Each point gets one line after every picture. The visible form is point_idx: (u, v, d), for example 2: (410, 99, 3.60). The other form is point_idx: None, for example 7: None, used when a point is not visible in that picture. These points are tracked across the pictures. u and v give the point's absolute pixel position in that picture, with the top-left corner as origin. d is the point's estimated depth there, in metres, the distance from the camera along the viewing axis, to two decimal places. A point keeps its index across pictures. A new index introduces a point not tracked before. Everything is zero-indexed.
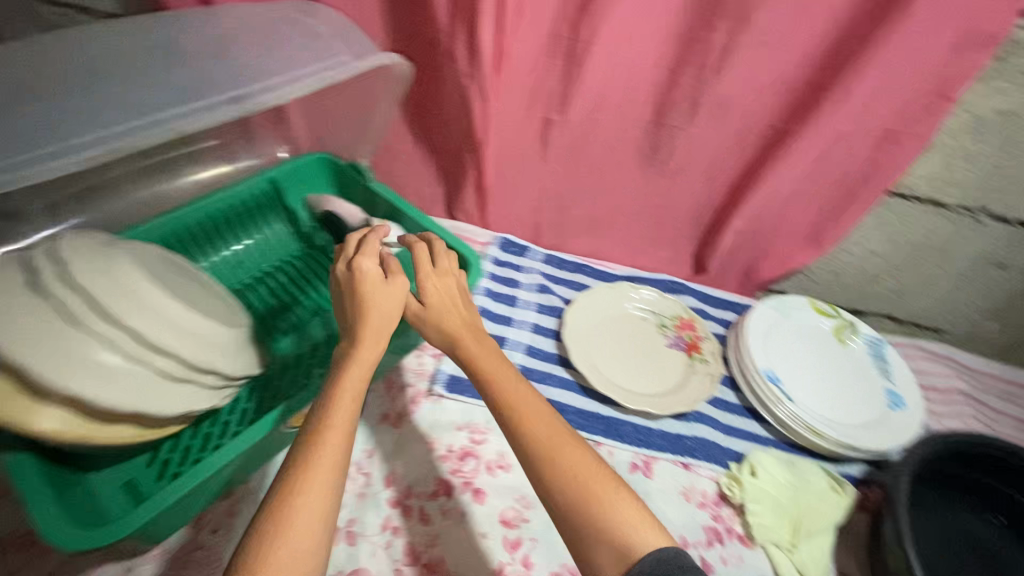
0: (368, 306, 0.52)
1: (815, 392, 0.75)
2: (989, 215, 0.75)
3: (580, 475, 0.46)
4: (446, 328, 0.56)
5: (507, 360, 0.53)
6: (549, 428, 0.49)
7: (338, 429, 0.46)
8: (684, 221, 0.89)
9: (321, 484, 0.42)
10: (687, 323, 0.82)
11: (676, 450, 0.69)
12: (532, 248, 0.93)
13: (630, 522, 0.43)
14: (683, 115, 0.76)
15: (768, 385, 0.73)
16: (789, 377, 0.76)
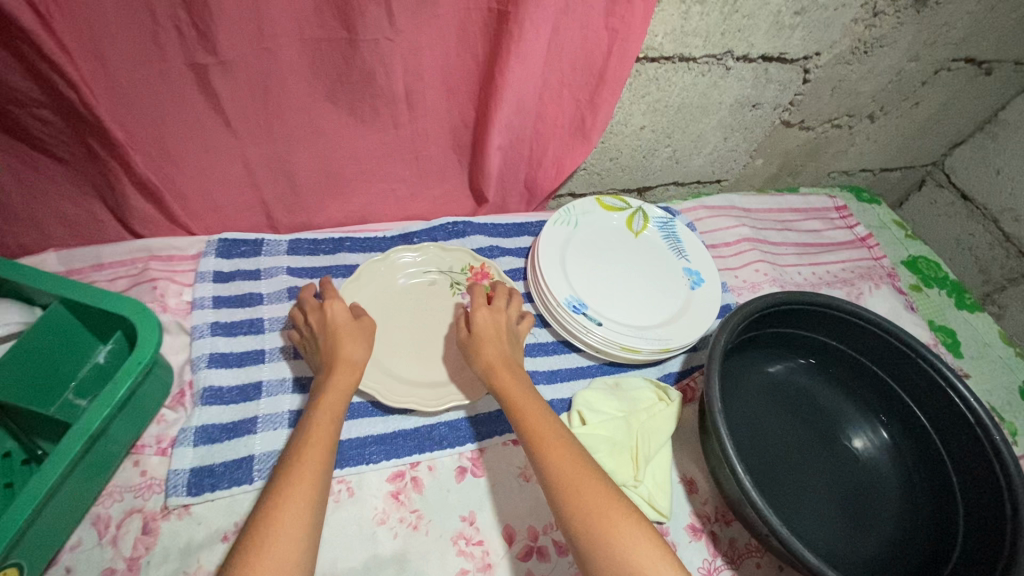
0: (345, 342, 0.54)
1: (622, 301, 0.70)
2: (735, 58, 0.70)
3: (600, 506, 0.45)
4: (484, 356, 0.56)
5: (525, 392, 0.53)
6: (569, 460, 0.48)
7: (314, 462, 0.45)
8: (439, 149, 0.73)
9: (295, 512, 0.42)
10: (480, 272, 0.70)
11: (500, 431, 0.61)
12: (268, 239, 0.70)
13: (643, 553, 0.43)
14: (377, 19, 0.55)
15: (574, 316, 0.66)
16: (594, 296, 0.69)
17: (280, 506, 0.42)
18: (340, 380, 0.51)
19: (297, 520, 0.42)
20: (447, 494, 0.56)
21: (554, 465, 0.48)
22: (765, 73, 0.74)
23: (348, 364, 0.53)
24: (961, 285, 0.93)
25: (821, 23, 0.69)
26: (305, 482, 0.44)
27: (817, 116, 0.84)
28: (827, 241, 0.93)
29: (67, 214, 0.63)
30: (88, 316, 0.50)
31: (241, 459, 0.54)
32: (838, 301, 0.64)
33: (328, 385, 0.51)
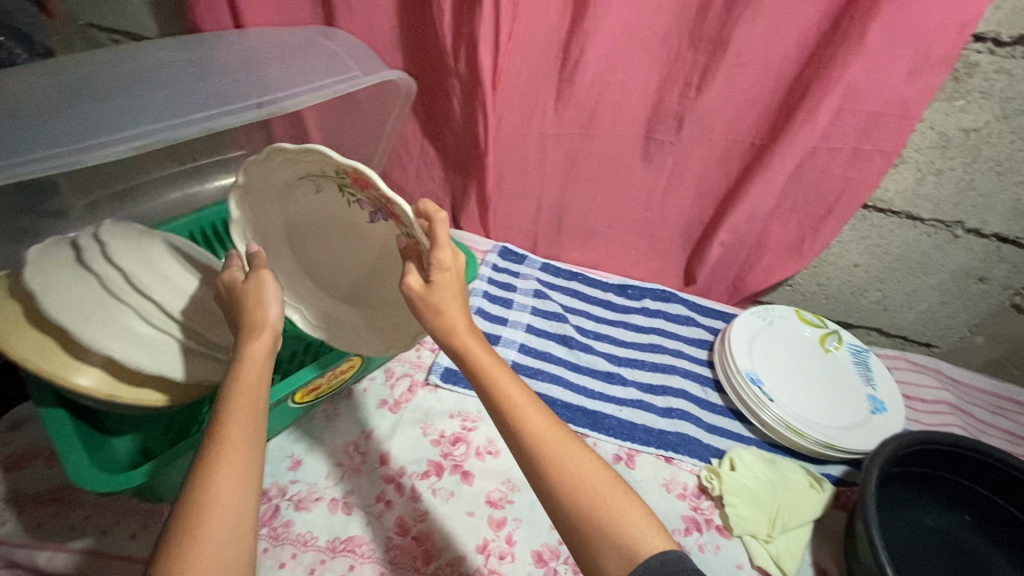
0: (269, 314, 0.51)
1: (796, 393, 0.78)
2: (964, 230, 0.79)
3: (590, 482, 0.46)
4: (449, 321, 0.52)
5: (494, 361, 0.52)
6: (551, 434, 0.48)
7: (242, 409, 0.44)
8: (673, 233, 0.94)
9: (228, 477, 0.40)
10: (360, 180, 0.54)
11: (658, 445, 0.72)
12: (530, 257, 0.97)
13: (640, 528, 0.44)
14: (670, 130, 0.82)
15: (750, 385, 0.76)
16: (771, 379, 0.79)
17: (215, 476, 0.39)
18: (257, 344, 0.49)
19: (232, 483, 0.40)
20: None
21: (529, 435, 0.48)
22: (997, 251, 0.80)
23: (274, 339, 0.50)
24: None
25: None
26: (235, 443, 0.41)
27: None
28: None
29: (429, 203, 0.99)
30: None
31: None
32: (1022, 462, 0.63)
33: (245, 353, 0.48)
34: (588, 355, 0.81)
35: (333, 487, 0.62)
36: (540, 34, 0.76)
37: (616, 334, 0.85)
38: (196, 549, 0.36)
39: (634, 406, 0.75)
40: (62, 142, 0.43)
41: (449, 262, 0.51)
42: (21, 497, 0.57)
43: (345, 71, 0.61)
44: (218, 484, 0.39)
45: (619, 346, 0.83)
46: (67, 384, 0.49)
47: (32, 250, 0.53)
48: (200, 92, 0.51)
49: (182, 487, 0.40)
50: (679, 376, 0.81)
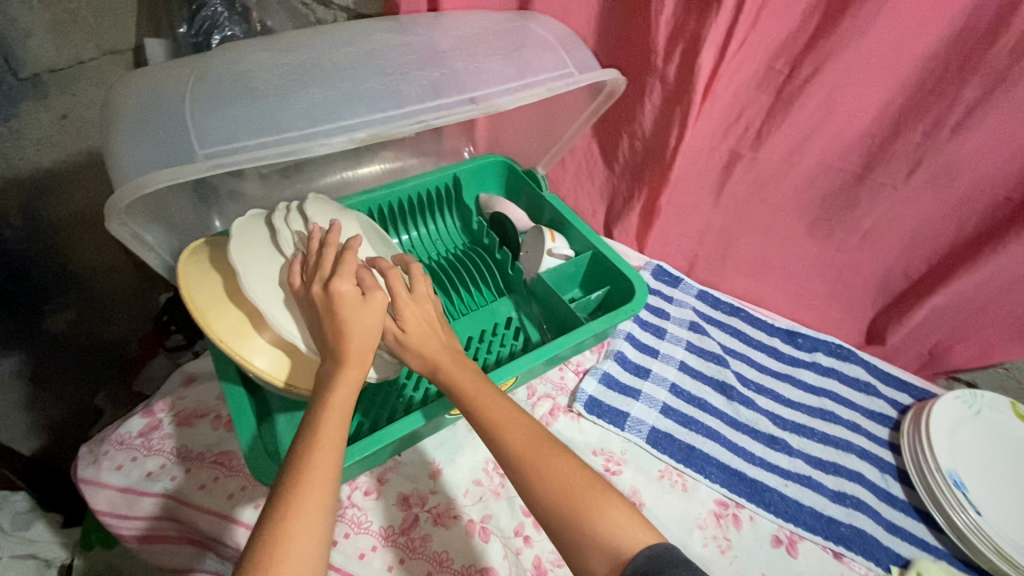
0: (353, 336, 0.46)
1: (1006, 508, 0.64)
2: None
3: (567, 482, 0.43)
4: (427, 352, 0.51)
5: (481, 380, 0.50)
6: (527, 435, 0.46)
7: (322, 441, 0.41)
8: (865, 282, 0.81)
9: (311, 502, 0.38)
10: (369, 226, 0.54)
11: (827, 536, 0.62)
12: (685, 280, 0.88)
13: (623, 526, 0.41)
14: (898, 170, 0.68)
15: (952, 488, 0.64)
16: (976, 486, 0.65)
17: (295, 499, 0.38)
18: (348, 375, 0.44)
19: (314, 505, 0.38)
20: (759, 548, 0.61)
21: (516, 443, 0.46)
22: None
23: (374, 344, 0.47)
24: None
25: None
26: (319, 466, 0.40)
27: None
28: None
29: (582, 205, 0.93)
30: (603, 267, 0.74)
31: (622, 411, 0.68)
32: None
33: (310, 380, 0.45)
34: (749, 411, 0.72)
35: (472, 507, 0.59)
36: (768, 44, 0.65)
37: (780, 389, 0.76)
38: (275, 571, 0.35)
39: (799, 482, 0.66)
40: (295, 128, 0.41)
41: (422, 296, 0.54)
42: (187, 453, 0.59)
43: (561, 66, 0.55)
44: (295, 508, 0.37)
45: (783, 404, 0.74)
46: (246, 363, 0.49)
47: (235, 226, 0.54)
48: (421, 81, 0.48)
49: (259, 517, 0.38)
50: (853, 456, 0.70)
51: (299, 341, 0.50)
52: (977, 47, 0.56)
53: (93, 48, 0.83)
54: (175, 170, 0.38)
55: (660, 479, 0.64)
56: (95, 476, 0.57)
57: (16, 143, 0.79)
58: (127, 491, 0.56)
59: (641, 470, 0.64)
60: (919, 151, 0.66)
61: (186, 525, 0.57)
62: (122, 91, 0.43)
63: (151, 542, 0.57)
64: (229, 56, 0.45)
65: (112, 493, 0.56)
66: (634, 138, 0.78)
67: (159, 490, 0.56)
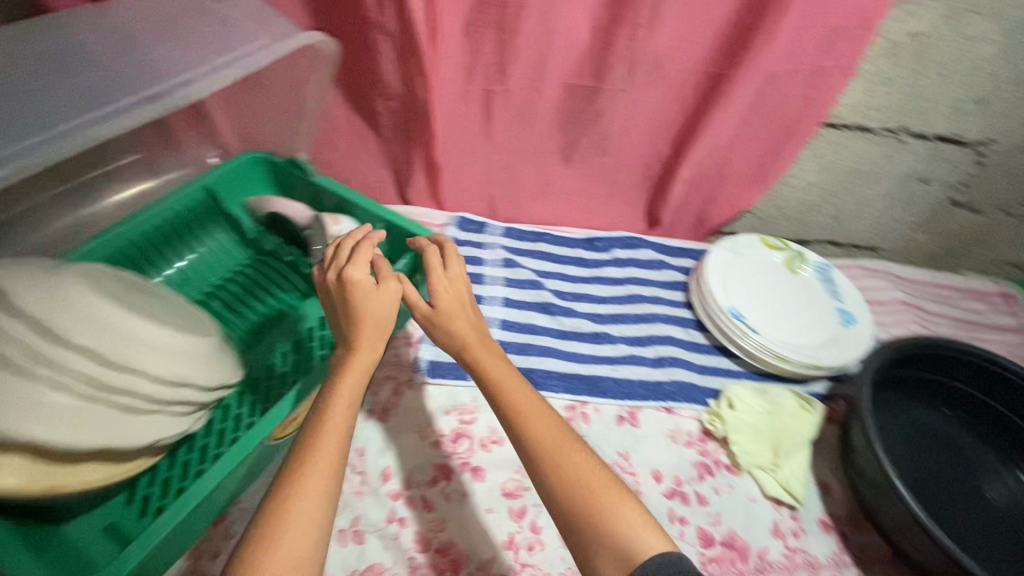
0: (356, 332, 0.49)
1: (775, 321, 0.79)
2: (909, 134, 0.81)
3: (586, 477, 0.45)
4: (456, 333, 0.53)
5: (513, 368, 0.52)
6: (551, 431, 0.47)
7: (333, 427, 0.44)
8: (633, 176, 0.90)
9: (314, 487, 0.40)
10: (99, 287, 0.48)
11: (657, 398, 0.72)
12: (490, 223, 0.91)
13: (638, 529, 0.43)
14: (622, 71, 0.76)
15: (732, 321, 0.77)
16: (750, 312, 0.80)
17: (301, 483, 0.40)
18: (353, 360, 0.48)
19: (315, 490, 0.40)
20: (609, 433, 0.68)
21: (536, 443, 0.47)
22: (937, 152, 0.83)
23: (379, 333, 0.49)
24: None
25: (999, 115, 0.78)
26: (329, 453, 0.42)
27: (986, 200, 0.90)
28: (987, 322, 0.94)
29: (368, 179, 0.89)
30: (397, 236, 0.73)
31: (461, 363, 0.71)
32: (1006, 360, 0.70)
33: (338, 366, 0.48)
34: (571, 319, 0.78)
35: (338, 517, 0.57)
36: None
37: (593, 290, 0.83)
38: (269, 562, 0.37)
39: (626, 363, 0.75)
40: None
41: (455, 273, 0.56)
42: None
43: (251, 41, 0.55)
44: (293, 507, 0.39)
45: (599, 302, 0.82)
46: None
47: None
48: (65, 95, 0.46)
49: (265, 495, 0.40)
50: (662, 323, 0.81)
51: (77, 442, 0.43)
52: None
53: None
54: None
55: None
56: None
57: None
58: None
59: (492, 409, 0.67)
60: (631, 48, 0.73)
61: None
62: None
63: None
64: None
65: None
66: (388, 97, 0.76)
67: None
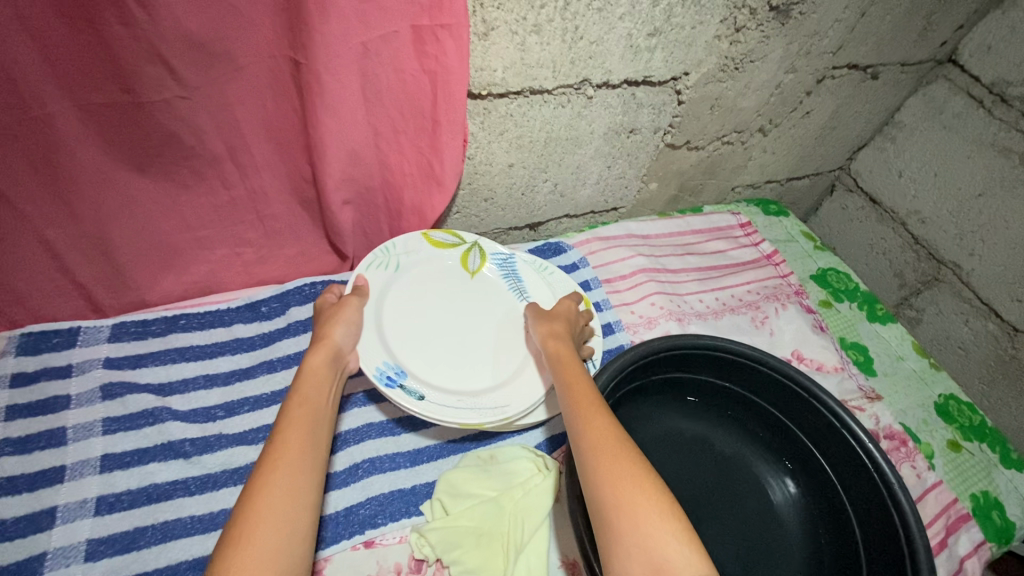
0: (333, 331, 0.54)
1: (446, 367, 0.61)
2: (594, 86, 0.65)
3: (640, 478, 0.44)
4: (550, 331, 0.60)
5: (582, 374, 0.54)
6: (613, 437, 0.47)
7: (296, 442, 0.45)
8: (282, 204, 0.65)
9: (287, 472, 0.42)
10: None
11: (346, 533, 0.52)
12: (86, 325, 0.60)
13: (676, 547, 0.40)
14: (160, 74, 0.49)
15: (388, 387, 0.55)
16: (412, 364, 0.59)
17: (256, 496, 0.41)
18: (315, 355, 0.51)
19: (290, 475, 0.42)
20: None
21: (590, 436, 0.47)
22: (633, 98, 0.69)
23: (335, 354, 0.53)
24: (1001, 433, 0.77)
25: (680, 43, 0.65)
26: (293, 449, 0.44)
27: (702, 136, 0.80)
28: (731, 262, 0.88)
29: None
30: None
31: None
32: (733, 344, 0.60)
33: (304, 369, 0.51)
34: (217, 454, 0.55)
35: None
36: None
37: (254, 391, 0.60)
38: (245, 561, 0.37)
39: None
40: None
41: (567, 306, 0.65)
42: None
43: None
44: (265, 518, 0.40)
45: (265, 407, 0.59)
46: None
47: None
48: None
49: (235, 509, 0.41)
50: (358, 408, 0.60)
51: None
52: None
53: None
54: None
55: None
56: None
57: None
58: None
59: None
60: (148, 47, 0.47)
61: None
62: None
63: None
64: None
65: None
66: None
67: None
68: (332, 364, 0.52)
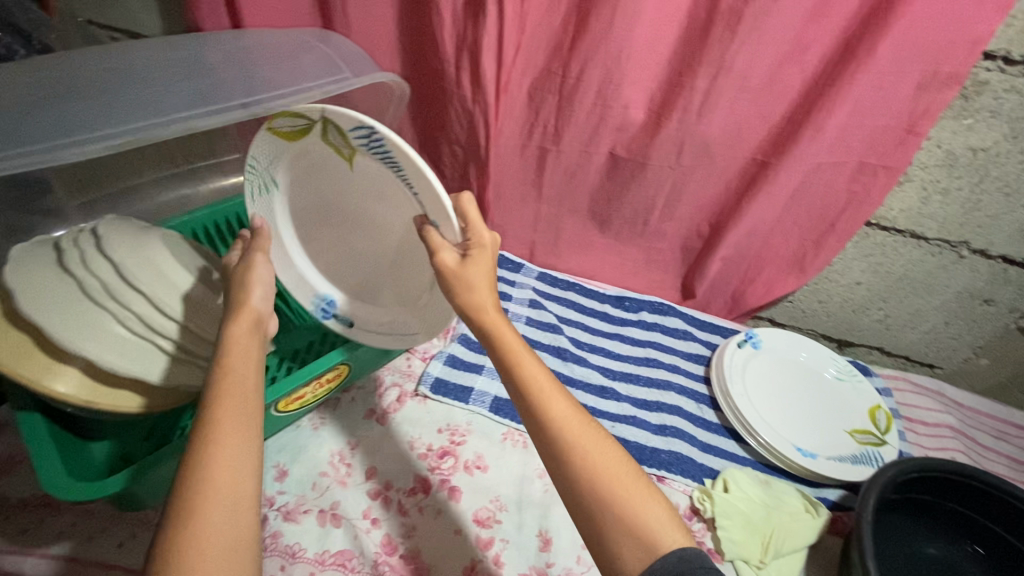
0: (251, 295, 0.50)
1: (375, 277, 0.65)
2: (970, 250, 0.77)
3: (609, 472, 0.43)
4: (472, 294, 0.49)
5: (526, 349, 0.49)
6: (575, 422, 0.45)
7: (236, 409, 0.41)
8: (674, 247, 0.91)
9: (225, 445, 0.38)
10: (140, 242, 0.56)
11: (649, 462, 0.70)
12: (526, 265, 0.94)
13: (659, 518, 0.41)
14: (669, 153, 0.79)
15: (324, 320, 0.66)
16: (347, 281, 0.67)
17: (205, 459, 0.37)
18: (236, 327, 0.47)
19: (231, 448, 0.39)
20: None
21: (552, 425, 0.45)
22: (1003, 273, 0.78)
23: (258, 320, 0.49)
24: None
25: None
26: (226, 421, 0.40)
27: None
28: None
29: None
30: None
31: (465, 386, 0.74)
32: None
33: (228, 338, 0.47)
34: (581, 368, 0.79)
35: (320, 498, 0.61)
36: (544, 48, 0.75)
37: (613, 347, 0.84)
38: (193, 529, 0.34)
39: (626, 423, 0.74)
40: (32, 140, 0.42)
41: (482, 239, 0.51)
42: (4, 502, 0.56)
43: (338, 72, 0.60)
44: (218, 450, 0.38)
45: (615, 359, 0.82)
46: (48, 392, 0.48)
47: (13, 253, 0.52)
48: (185, 91, 0.51)
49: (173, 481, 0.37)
50: (674, 392, 0.79)
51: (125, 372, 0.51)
52: (700, 34, 0.68)
53: None
54: None
55: (503, 441, 0.70)
56: None
57: None
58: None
59: (485, 435, 0.70)
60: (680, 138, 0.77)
61: None
62: None
63: None
64: (66, 62, 0.51)
65: None
66: (453, 142, 0.86)
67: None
68: (256, 331, 0.48)
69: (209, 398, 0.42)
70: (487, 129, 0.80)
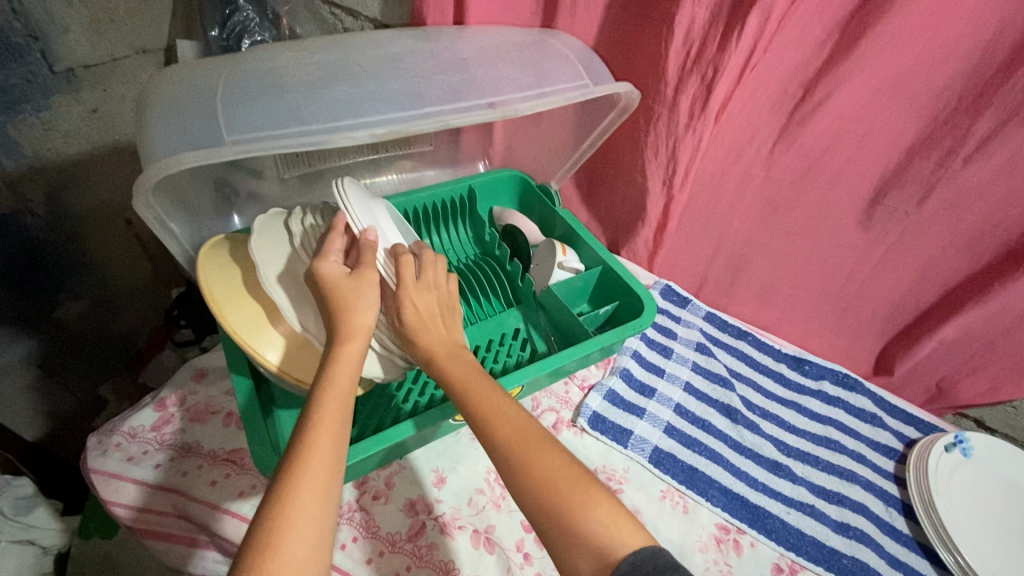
0: (365, 316, 0.47)
1: None
2: None
3: (558, 476, 0.41)
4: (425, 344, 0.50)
5: (483, 380, 0.47)
6: (518, 432, 0.44)
7: (326, 447, 0.40)
8: (876, 314, 0.80)
9: (306, 496, 0.37)
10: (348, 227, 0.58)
11: (829, 566, 0.61)
12: (694, 301, 0.87)
13: (605, 520, 0.39)
14: (909, 197, 0.67)
15: None
16: None
17: (286, 501, 0.36)
18: (349, 347, 0.46)
19: (313, 492, 0.37)
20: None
21: (498, 450, 0.43)
22: None
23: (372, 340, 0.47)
24: None
25: None
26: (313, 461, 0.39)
27: None
28: None
29: (595, 223, 0.94)
30: (612, 283, 0.75)
31: (625, 428, 0.68)
32: None
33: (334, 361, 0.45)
34: (754, 436, 0.71)
35: (475, 517, 0.59)
36: (781, 74, 0.66)
37: (786, 416, 0.75)
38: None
39: (802, 510, 0.65)
40: (314, 123, 0.43)
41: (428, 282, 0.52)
42: (198, 450, 0.59)
43: (578, 80, 0.57)
44: (295, 492, 0.37)
45: (789, 431, 0.73)
46: (255, 354, 0.50)
47: (255, 222, 0.56)
48: (442, 86, 0.50)
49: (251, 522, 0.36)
50: (858, 487, 0.69)
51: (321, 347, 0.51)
52: (992, 81, 0.56)
53: (128, 45, 0.83)
54: (203, 153, 0.40)
55: (662, 499, 0.63)
56: (119, 470, 0.56)
57: (45, 134, 0.78)
58: (105, 478, 0.56)
59: (643, 489, 0.63)
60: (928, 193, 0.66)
61: (195, 525, 0.56)
62: (200, 69, 0.47)
63: (163, 538, 0.56)
64: (332, 44, 0.52)
65: (133, 484, 0.56)
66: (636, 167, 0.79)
67: (135, 475, 0.56)
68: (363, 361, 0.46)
69: (301, 434, 0.40)
70: (693, 156, 0.72)
